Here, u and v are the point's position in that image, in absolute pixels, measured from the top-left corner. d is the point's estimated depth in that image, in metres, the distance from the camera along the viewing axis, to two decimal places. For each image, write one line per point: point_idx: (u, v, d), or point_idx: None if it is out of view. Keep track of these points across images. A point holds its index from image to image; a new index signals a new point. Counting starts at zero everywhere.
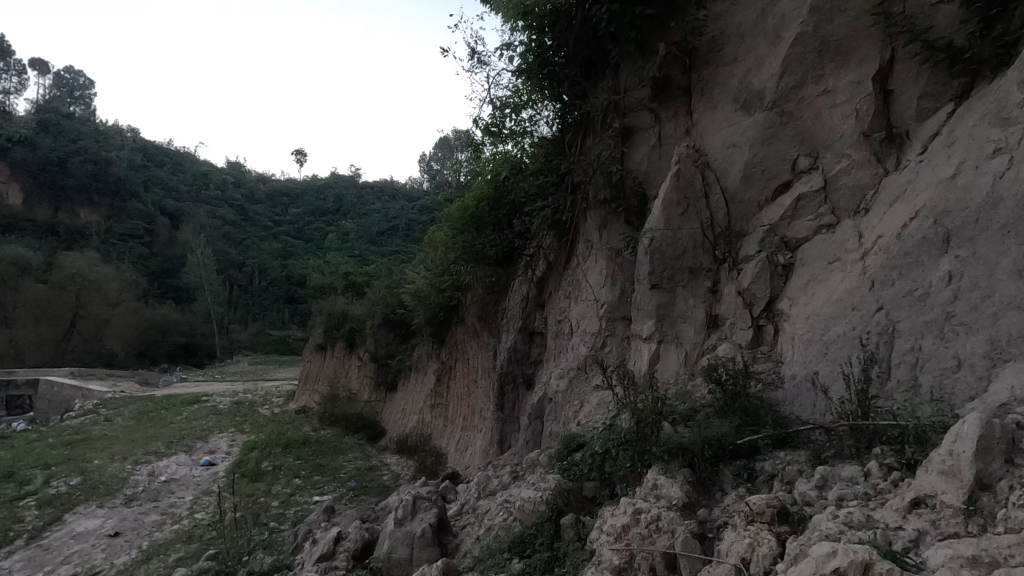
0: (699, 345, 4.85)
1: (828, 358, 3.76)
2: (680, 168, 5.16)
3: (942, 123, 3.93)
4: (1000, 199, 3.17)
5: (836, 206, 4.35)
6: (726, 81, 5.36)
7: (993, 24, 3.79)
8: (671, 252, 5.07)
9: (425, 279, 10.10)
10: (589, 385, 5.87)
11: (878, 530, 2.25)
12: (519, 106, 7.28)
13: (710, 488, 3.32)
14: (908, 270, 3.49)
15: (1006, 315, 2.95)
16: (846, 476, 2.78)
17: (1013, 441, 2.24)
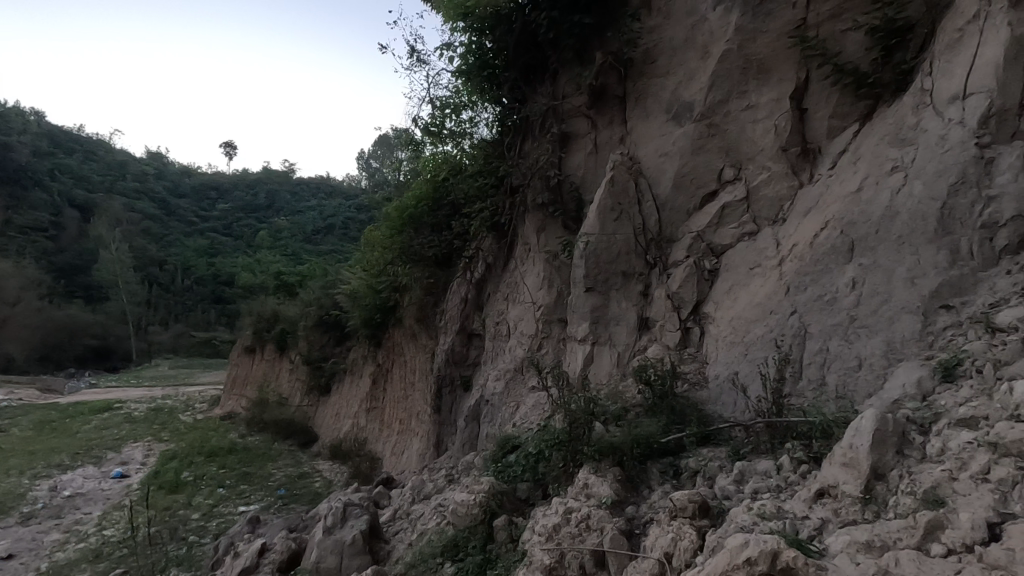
0: (631, 347, 5.04)
1: (748, 359, 3.98)
2: (615, 174, 5.29)
3: (849, 141, 4.26)
4: (897, 212, 3.47)
5: (757, 215, 4.61)
6: (658, 93, 5.56)
7: (893, 52, 4.13)
8: (606, 256, 5.21)
9: (362, 279, 9.84)
10: (526, 386, 5.92)
11: (787, 520, 2.40)
12: (459, 107, 7.26)
13: (638, 485, 3.42)
14: (818, 277, 3.75)
15: (901, 319, 3.22)
16: (761, 470, 2.94)
17: (904, 433, 2.45)
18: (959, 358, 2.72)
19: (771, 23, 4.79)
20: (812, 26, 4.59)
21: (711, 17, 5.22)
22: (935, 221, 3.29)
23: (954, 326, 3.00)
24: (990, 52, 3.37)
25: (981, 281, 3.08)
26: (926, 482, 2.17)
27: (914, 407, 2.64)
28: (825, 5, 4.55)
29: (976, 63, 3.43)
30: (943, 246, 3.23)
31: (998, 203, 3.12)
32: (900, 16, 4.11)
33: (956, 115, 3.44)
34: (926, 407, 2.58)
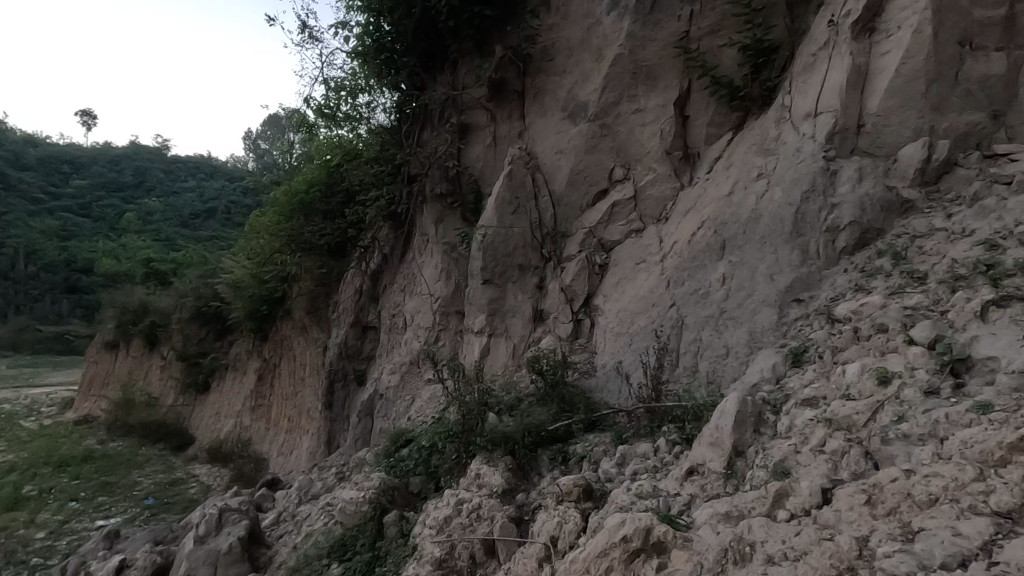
0: (526, 339, 5.16)
1: (632, 348, 4.21)
2: (513, 169, 5.42)
3: (723, 148, 4.65)
4: (760, 215, 3.85)
5: (643, 213, 4.90)
6: (555, 91, 5.70)
7: (761, 70, 4.55)
8: (503, 249, 5.29)
9: (246, 268, 9.14)
10: (422, 380, 5.85)
11: (661, 497, 2.59)
12: (354, 90, 6.93)
13: (529, 473, 3.51)
14: (694, 272, 4.07)
15: (761, 311, 3.57)
16: (641, 452, 3.13)
17: (760, 413, 2.72)
18: (806, 345, 3.06)
19: (658, 33, 5.07)
20: (694, 39, 4.92)
21: (605, 21, 5.43)
22: (790, 224, 3.68)
23: (803, 317, 3.37)
24: (837, 77, 3.82)
25: (825, 277, 3.48)
26: (776, 456, 2.43)
27: (770, 389, 2.95)
28: (705, 20, 4.90)
29: (825, 86, 3.88)
30: (796, 246, 3.62)
31: (839, 210, 3.54)
32: (767, 37, 4.53)
33: (809, 130, 3.87)
34: (778, 389, 2.89)
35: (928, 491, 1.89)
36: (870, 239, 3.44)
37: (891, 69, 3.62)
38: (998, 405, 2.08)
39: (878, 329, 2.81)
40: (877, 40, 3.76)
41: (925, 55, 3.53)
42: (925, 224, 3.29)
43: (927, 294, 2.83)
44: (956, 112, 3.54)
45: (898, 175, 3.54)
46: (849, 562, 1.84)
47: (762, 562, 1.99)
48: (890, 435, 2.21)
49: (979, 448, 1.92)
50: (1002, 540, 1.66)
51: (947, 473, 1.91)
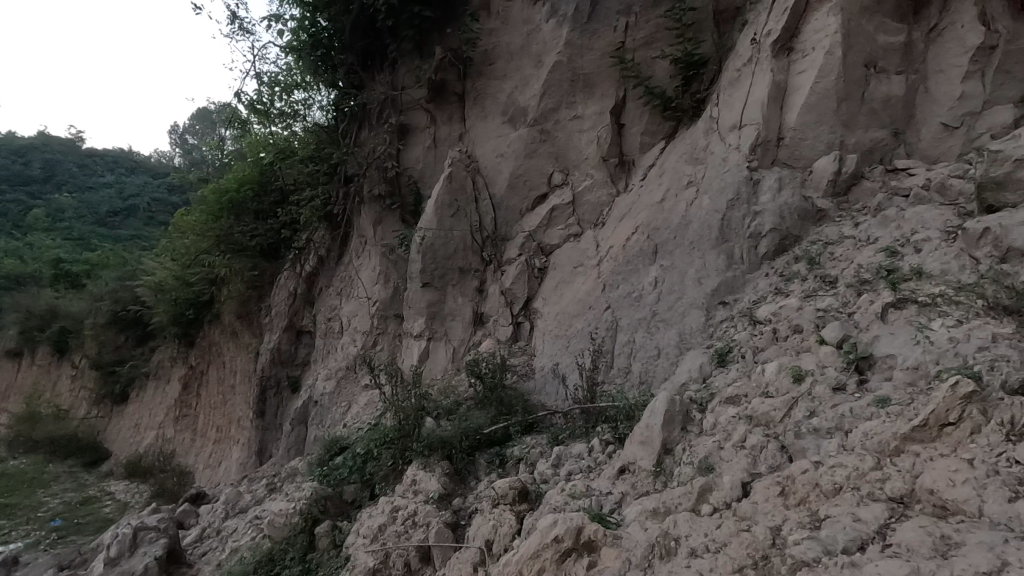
0: (465, 342, 5.13)
1: (569, 350, 4.28)
2: (453, 171, 5.40)
3: (656, 156, 4.81)
4: (690, 221, 4.01)
5: (581, 218, 5.00)
6: (496, 95, 5.73)
7: (691, 83, 4.75)
8: (443, 252, 5.25)
9: (170, 270, 8.61)
10: (359, 385, 5.70)
11: (594, 496, 2.65)
12: (289, 86, 6.67)
13: (466, 477, 3.49)
14: (628, 276, 4.19)
15: (690, 313, 3.71)
16: (576, 453, 3.17)
17: (687, 412, 2.82)
18: (731, 345, 3.21)
19: (596, 42, 5.20)
20: (630, 50, 5.08)
21: (544, 28, 5.51)
22: (717, 230, 3.85)
23: (728, 319, 3.53)
24: (759, 93, 4.05)
25: (748, 281, 3.66)
26: (701, 451, 2.53)
27: (696, 388, 3.08)
28: (640, 32, 5.07)
29: (749, 100, 4.10)
30: (722, 251, 3.80)
31: (761, 217, 3.75)
32: (697, 51, 4.74)
33: (734, 142, 4.08)
34: (704, 388, 3.01)
35: (833, 480, 2.03)
36: (789, 245, 3.66)
37: (806, 87, 3.88)
38: (894, 399, 2.26)
39: (794, 329, 2.99)
40: (794, 59, 4.02)
41: (836, 75, 3.81)
42: (836, 232, 3.53)
43: (837, 296, 3.03)
44: (863, 129, 3.84)
45: (813, 186, 3.79)
46: (764, 551, 1.94)
47: (686, 555, 2.07)
48: (803, 430, 2.36)
49: (878, 439, 2.07)
50: (894, 524, 1.81)
51: (850, 463, 2.05)
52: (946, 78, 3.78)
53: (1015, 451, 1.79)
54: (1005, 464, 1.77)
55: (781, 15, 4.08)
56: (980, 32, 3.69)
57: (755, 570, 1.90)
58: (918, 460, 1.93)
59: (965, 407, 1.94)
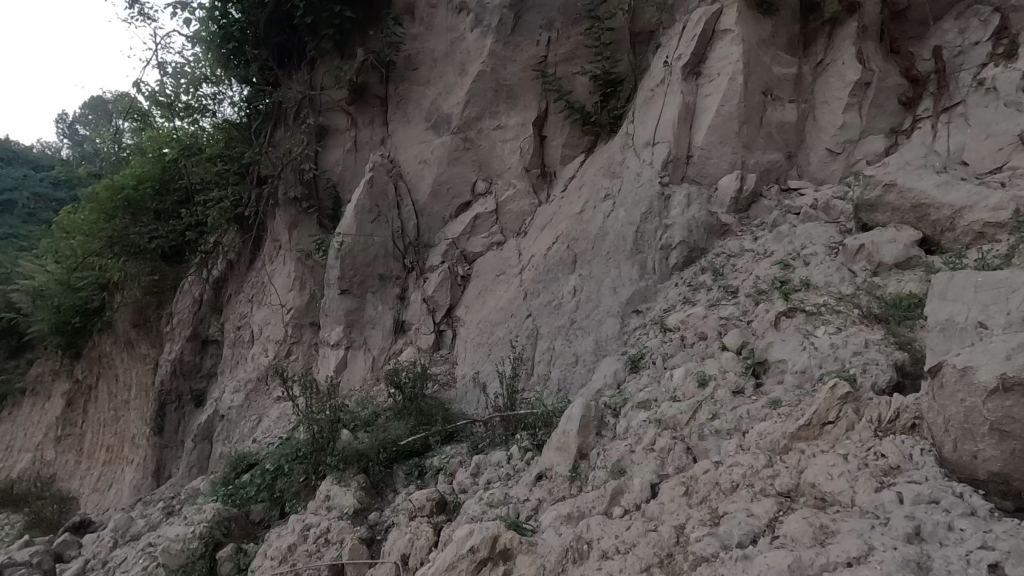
0: (386, 351, 5.00)
1: (490, 358, 4.29)
2: (374, 176, 5.28)
3: (576, 168, 4.96)
4: (607, 232, 4.16)
5: (504, 227, 5.05)
6: (419, 101, 5.68)
7: (609, 99, 4.97)
8: (363, 258, 5.11)
9: (52, 274, 7.76)
10: (271, 398, 5.40)
11: (511, 504, 2.66)
12: (196, 79, 6.14)
13: (383, 491, 3.39)
14: (548, 284, 4.28)
15: (606, 321, 3.83)
16: (495, 461, 3.18)
17: (602, 417, 2.91)
18: (643, 352, 3.35)
19: (519, 54, 5.29)
20: (551, 64, 5.21)
21: (468, 37, 5.53)
22: (631, 241, 4.02)
23: (641, 327, 3.68)
24: (670, 112, 4.28)
25: (660, 290, 3.84)
26: (614, 455, 2.62)
27: (611, 394, 3.18)
28: (561, 48, 5.22)
29: (661, 119, 4.33)
30: (636, 262, 3.96)
31: (671, 230, 3.95)
32: (614, 70, 4.95)
33: (648, 157, 4.28)
34: (618, 394, 3.12)
35: (730, 479, 2.17)
36: (696, 257, 3.88)
37: (712, 110, 4.16)
38: (785, 401, 2.46)
39: (700, 336, 3.17)
40: (702, 83, 4.30)
41: (737, 100, 4.11)
42: (738, 245, 3.79)
43: (738, 305, 3.24)
44: (761, 151, 4.16)
45: (718, 202, 4.05)
46: (669, 549, 2.03)
47: (598, 558, 2.13)
48: (706, 431, 2.50)
49: (770, 438, 2.25)
50: (782, 516, 1.96)
51: (746, 461, 2.20)
52: (830, 108, 4.20)
53: (881, 446, 1.99)
54: (873, 457, 1.97)
55: (690, 41, 4.36)
56: (857, 70, 4.14)
57: (661, 568, 1.99)
58: (802, 457, 2.11)
59: (842, 407, 2.14)
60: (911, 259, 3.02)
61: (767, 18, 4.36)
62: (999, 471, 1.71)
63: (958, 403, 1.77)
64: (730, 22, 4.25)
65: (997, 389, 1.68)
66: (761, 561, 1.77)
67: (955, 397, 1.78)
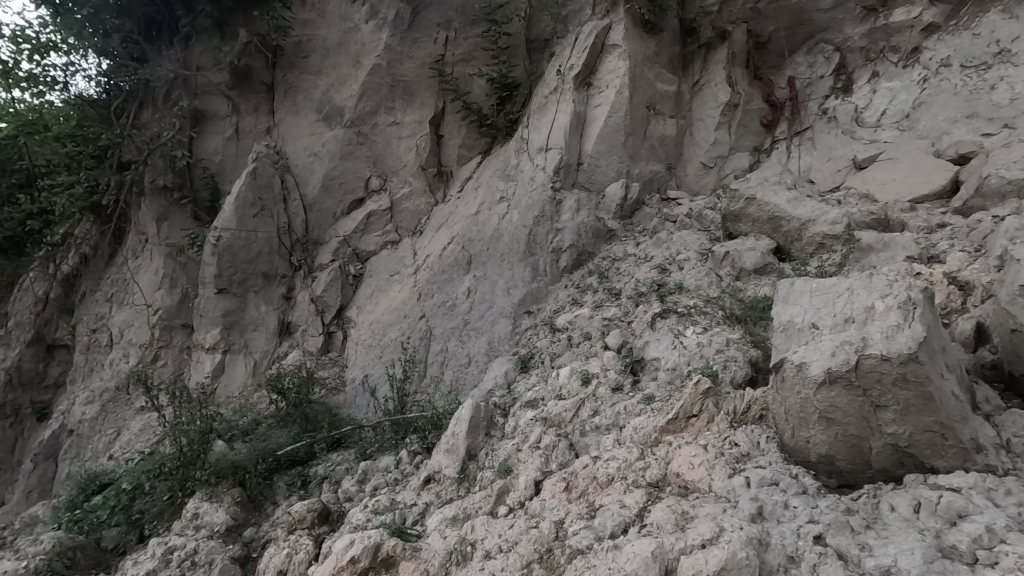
0: (269, 355, 4.68)
1: (381, 360, 4.16)
2: (258, 167, 4.92)
3: (472, 170, 4.97)
4: (501, 234, 4.21)
5: (399, 225, 4.95)
6: (309, 91, 5.41)
7: (505, 103, 5.04)
8: (243, 255, 4.74)
9: None
10: (133, 408, 4.86)
11: (397, 510, 2.61)
12: (41, 46, 5.20)
13: (261, 505, 3.18)
14: (442, 285, 4.24)
15: (499, 322, 3.86)
16: (382, 466, 3.11)
17: (491, 417, 2.94)
18: (533, 352, 3.43)
19: (415, 51, 5.20)
20: (448, 64, 5.18)
21: (362, 28, 5.34)
22: (524, 244, 4.10)
23: (532, 327, 3.76)
24: (562, 120, 4.43)
25: (550, 291, 3.95)
26: (501, 455, 2.68)
27: (501, 394, 3.22)
28: (459, 48, 5.19)
29: (555, 125, 4.47)
30: (528, 264, 4.04)
31: (562, 234, 4.09)
32: (511, 74, 5.02)
33: (541, 162, 4.40)
34: (508, 394, 3.16)
35: (607, 473, 2.29)
36: (584, 260, 4.05)
37: (601, 120, 4.37)
38: (657, 397, 2.64)
39: (585, 337, 3.32)
40: (592, 94, 4.50)
41: (624, 112, 4.35)
42: (622, 249, 4.01)
43: (620, 306, 3.43)
44: (644, 161, 4.44)
45: (605, 208, 4.26)
46: (549, 544, 2.10)
47: (480, 558, 2.15)
48: (587, 428, 2.62)
49: (643, 432, 2.43)
50: (650, 505, 2.09)
51: (621, 455, 2.34)
52: (704, 125, 4.57)
53: (735, 435, 2.20)
54: (728, 446, 2.18)
55: (581, 52, 4.54)
56: (727, 92, 4.56)
57: (541, 564, 2.04)
58: (670, 449, 2.28)
59: (704, 402, 2.36)
60: (766, 266, 3.38)
61: (652, 37, 4.66)
62: (826, 454, 1.97)
63: (796, 395, 1.99)
64: (618, 38, 4.49)
65: (824, 382, 1.90)
66: (629, 551, 1.85)
67: (793, 390, 2.00)
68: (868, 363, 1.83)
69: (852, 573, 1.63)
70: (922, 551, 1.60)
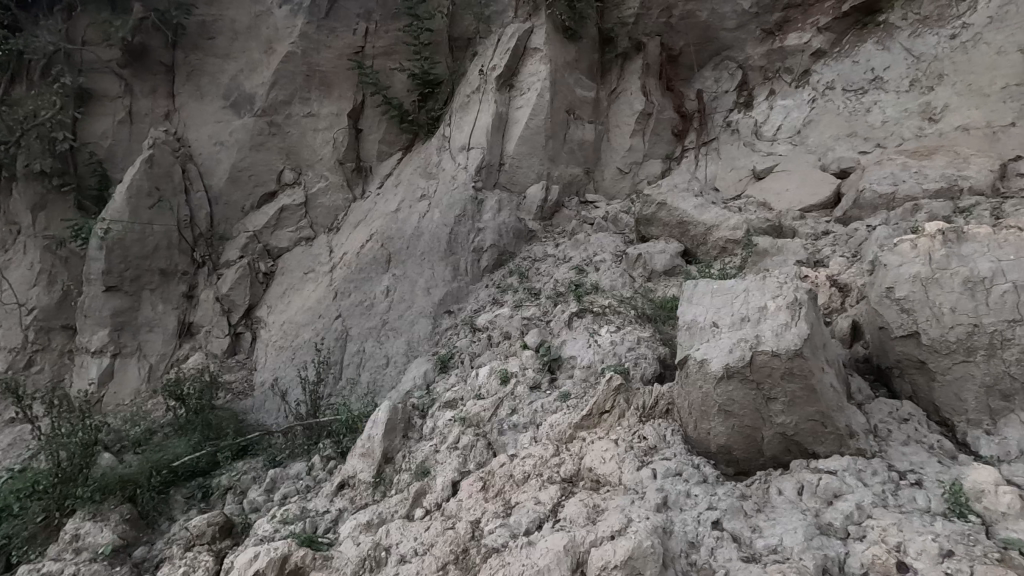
0: (167, 358, 4.31)
1: (293, 363, 3.96)
2: (154, 154, 4.53)
3: (392, 166, 4.87)
4: (422, 232, 4.15)
5: (314, 221, 4.75)
6: (215, 75, 5.07)
7: (427, 100, 4.95)
8: (137, 250, 4.33)
9: None
10: (0, 420, 4.31)
11: (308, 518, 2.50)
12: None
13: (155, 521, 2.93)
14: (360, 284, 4.10)
15: (418, 321, 3.80)
16: (293, 474, 2.97)
17: (409, 419, 2.89)
18: (452, 352, 3.42)
19: (333, 40, 5.00)
20: (368, 56, 5.02)
21: (276, 12, 5.06)
22: (444, 243, 4.07)
23: (452, 327, 3.73)
24: (484, 120, 4.44)
25: (471, 291, 3.94)
26: (418, 457, 2.64)
27: (420, 394, 3.17)
28: (379, 41, 5.04)
29: (477, 125, 4.47)
30: (449, 263, 4.01)
31: (483, 233, 4.11)
32: (432, 71, 4.95)
33: (463, 161, 4.39)
34: (427, 395, 3.12)
35: (523, 470, 2.33)
36: (505, 260, 4.08)
37: (522, 122, 4.42)
38: (573, 393, 2.71)
39: (505, 336, 3.34)
40: (514, 95, 4.54)
41: (545, 115, 4.42)
42: (541, 250, 4.08)
43: (539, 306, 3.49)
44: (563, 164, 4.55)
45: (526, 209, 4.32)
46: (464, 545, 2.09)
47: (395, 563, 2.11)
48: (505, 427, 2.65)
49: (558, 429, 2.49)
50: (564, 500, 2.15)
51: (537, 453, 2.39)
52: (620, 132, 4.76)
53: (644, 429, 2.31)
54: (637, 440, 2.28)
55: (504, 54, 4.57)
56: (642, 101, 4.77)
57: (456, 565, 2.03)
58: (583, 444, 2.36)
59: (615, 398, 2.46)
60: (675, 267, 3.59)
61: (572, 43, 4.80)
62: (724, 444, 2.12)
63: (699, 390, 2.11)
64: (539, 42, 4.56)
65: (723, 376, 2.03)
66: (543, 546, 1.89)
67: (696, 385, 2.12)
68: (760, 359, 1.99)
69: (744, 553, 1.78)
70: (803, 529, 1.76)
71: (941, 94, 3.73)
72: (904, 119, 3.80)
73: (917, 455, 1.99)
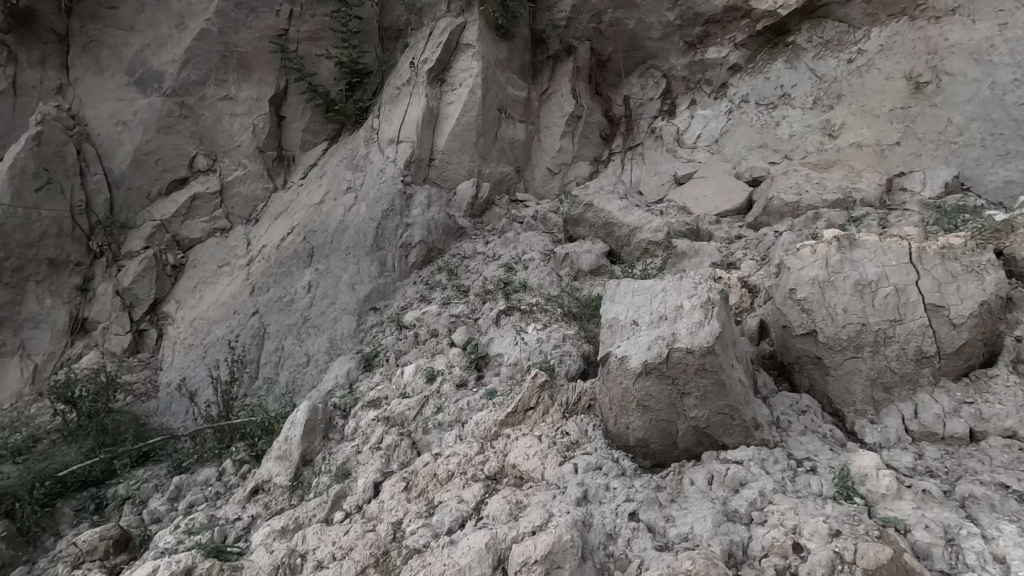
0: (55, 357, 3.89)
1: (203, 362, 3.70)
2: (43, 132, 4.11)
3: (317, 157, 4.69)
4: (347, 226, 4.01)
5: (231, 211, 4.50)
6: (117, 48, 4.63)
7: (355, 90, 4.79)
8: (20, 238, 3.89)
9: None
10: None
11: (217, 527, 2.36)
12: None
13: (37, 538, 2.65)
14: (279, 279, 3.91)
15: (341, 319, 3.67)
16: (201, 480, 2.78)
17: (330, 420, 2.79)
18: (378, 349, 3.33)
19: (254, 21, 4.65)
20: (292, 40, 4.73)
21: None
22: (371, 238, 3.95)
23: (377, 325, 3.63)
24: (414, 114, 4.36)
25: (398, 288, 3.85)
26: (339, 459, 2.55)
27: (342, 394, 3.07)
28: (304, 25, 4.75)
29: (406, 119, 4.38)
30: (375, 259, 3.90)
31: (411, 229, 4.02)
32: (361, 60, 4.78)
33: (391, 154, 4.28)
34: (350, 394, 3.03)
35: (447, 469, 2.30)
36: (433, 257, 4.03)
37: (453, 118, 4.37)
38: (499, 391, 2.72)
39: (431, 333, 3.29)
40: (445, 90, 4.49)
41: (477, 112, 4.39)
42: (471, 248, 4.07)
43: (467, 304, 3.46)
44: (494, 162, 4.55)
45: (456, 205, 4.28)
46: (385, 547, 2.04)
47: (312, 569, 2.04)
48: (430, 425, 2.60)
49: (484, 426, 2.49)
50: (487, 497, 2.16)
51: (461, 451, 2.37)
52: (550, 133, 4.83)
53: (566, 425, 2.36)
54: (560, 436, 2.32)
55: (435, 48, 4.50)
56: (572, 104, 4.86)
57: (376, 567, 1.99)
58: (507, 441, 2.37)
59: (540, 395, 2.49)
60: (600, 267, 3.69)
61: (504, 42, 4.82)
62: (642, 437, 2.19)
63: (619, 385, 2.18)
64: (472, 39, 4.54)
65: (642, 373, 2.11)
66: (464, 544, 1.88)
67: (617, 381, 2.19)
68: (676, 356, 2.08)
69: (659, 542, 1.86)
70: (712, 516, 1.87)
71: (839, 113, 4.06)
72: (808, 134, 4.11)
73: (812, 444, 2.15)
